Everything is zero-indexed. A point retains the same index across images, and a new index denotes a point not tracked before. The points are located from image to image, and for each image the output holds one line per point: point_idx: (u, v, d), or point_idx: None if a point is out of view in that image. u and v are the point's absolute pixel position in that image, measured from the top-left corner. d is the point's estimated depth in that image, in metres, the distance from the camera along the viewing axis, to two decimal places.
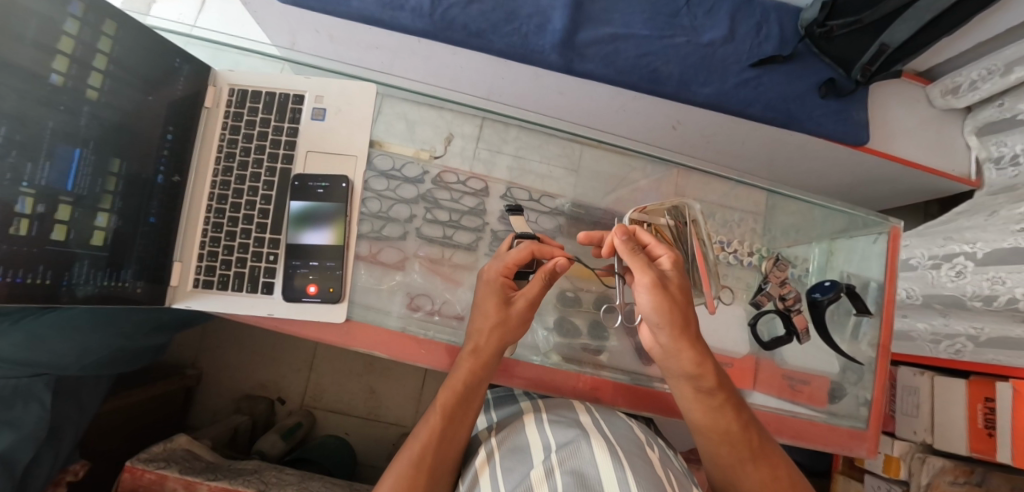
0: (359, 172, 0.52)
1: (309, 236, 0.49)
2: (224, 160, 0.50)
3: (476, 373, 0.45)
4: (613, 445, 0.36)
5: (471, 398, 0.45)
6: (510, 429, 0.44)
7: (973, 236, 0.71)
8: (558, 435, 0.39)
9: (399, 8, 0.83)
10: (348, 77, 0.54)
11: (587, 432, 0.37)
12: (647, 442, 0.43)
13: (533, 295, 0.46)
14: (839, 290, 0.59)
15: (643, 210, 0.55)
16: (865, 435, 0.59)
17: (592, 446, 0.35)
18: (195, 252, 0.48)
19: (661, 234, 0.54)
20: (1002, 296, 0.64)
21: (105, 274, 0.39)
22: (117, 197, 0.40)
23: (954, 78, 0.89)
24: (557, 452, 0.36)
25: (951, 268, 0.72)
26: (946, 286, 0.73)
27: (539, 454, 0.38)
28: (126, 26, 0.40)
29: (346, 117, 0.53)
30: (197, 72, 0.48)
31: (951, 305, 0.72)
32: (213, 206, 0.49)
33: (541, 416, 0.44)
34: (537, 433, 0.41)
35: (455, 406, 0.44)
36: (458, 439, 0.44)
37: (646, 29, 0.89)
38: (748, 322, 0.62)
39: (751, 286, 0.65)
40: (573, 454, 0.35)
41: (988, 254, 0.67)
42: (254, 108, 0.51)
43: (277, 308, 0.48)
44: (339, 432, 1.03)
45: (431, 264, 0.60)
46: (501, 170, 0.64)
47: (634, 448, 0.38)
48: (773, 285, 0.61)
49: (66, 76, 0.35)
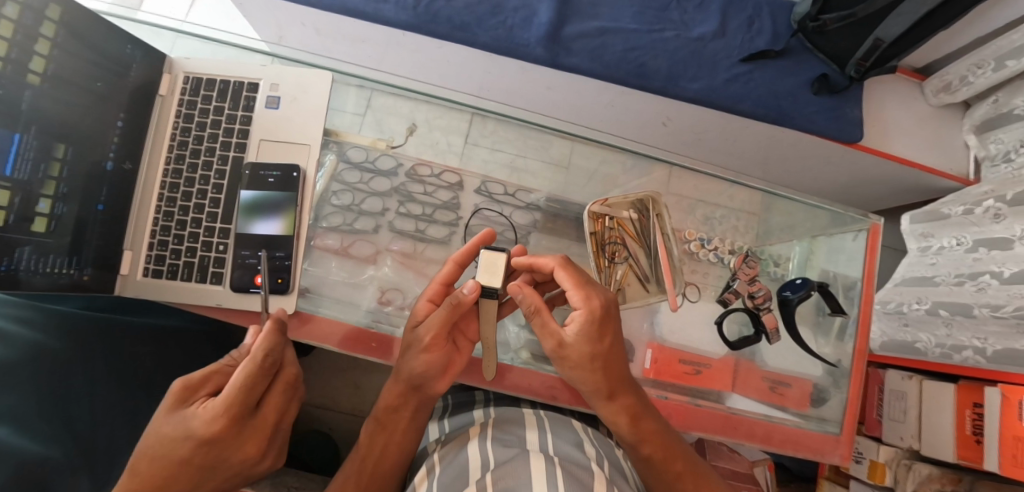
0: (313, 161, 0.51)
1: (259, 226, 0.48)
2: (177, 148, 0.50)
3: (396, 399, 0.46)
4: (552, 461, 0.36)
5: (393, 424, 0.46)
6: (455, 444, 0.44)
7: (1001, 255, 0.68)
8: (497, 452, 0.39)
9: (384, 1, 0.82)
10: (306, 65, 0.53)
11: (528, 452, 0.37)
12: (595, 459, 0.42)
13: (432, 327, 0.43)
14: (810, 288, 0.58)
15: (604, 200, 0.57)
16: (839, 441, 0.57)
17: (531, 471, 0.34)
18: (146, 242, 0.48)
19: (623, 228, 0.58)
20: (1011, 304, 0.65)
21: (50, 260, 0.39)
22: (61, 183, 0.40)
23: (944, 76, 0.89)
24: (494, 473, 0.35)
25: (974, 285, 0.71)
26: (964, 296, 0.72)
27: (476, 472, 0.37)
28: (73, 9, 0.40)
29: (302, 104, 0.51)
30: (151, 60, 0.48)
31: (954, 313, 0.73)
32: (164, 195, 0.49)
33: (484, 436, 0.44)
34: (478, 450, 0.41)
35: (376, 432, 0.46)
36: (392, 449, 0.46)
37: (635, 23, 0.87)
38: (715, 321, 0.60)
39: (721, 282, 0.63)
40: (510, 474, 0.35)
41: (1015, 274, 0.65)
42: (208, 96, 0.51)
43: (223, 298, 0.48)
44: (323, 427, 1.01)
45: (403, 258, 0.59)
46: (477, 163, 0.63)
47: (577, 465, 0.38)
48: (742, 281, 0.59)
49: (5, 59, 0.35)
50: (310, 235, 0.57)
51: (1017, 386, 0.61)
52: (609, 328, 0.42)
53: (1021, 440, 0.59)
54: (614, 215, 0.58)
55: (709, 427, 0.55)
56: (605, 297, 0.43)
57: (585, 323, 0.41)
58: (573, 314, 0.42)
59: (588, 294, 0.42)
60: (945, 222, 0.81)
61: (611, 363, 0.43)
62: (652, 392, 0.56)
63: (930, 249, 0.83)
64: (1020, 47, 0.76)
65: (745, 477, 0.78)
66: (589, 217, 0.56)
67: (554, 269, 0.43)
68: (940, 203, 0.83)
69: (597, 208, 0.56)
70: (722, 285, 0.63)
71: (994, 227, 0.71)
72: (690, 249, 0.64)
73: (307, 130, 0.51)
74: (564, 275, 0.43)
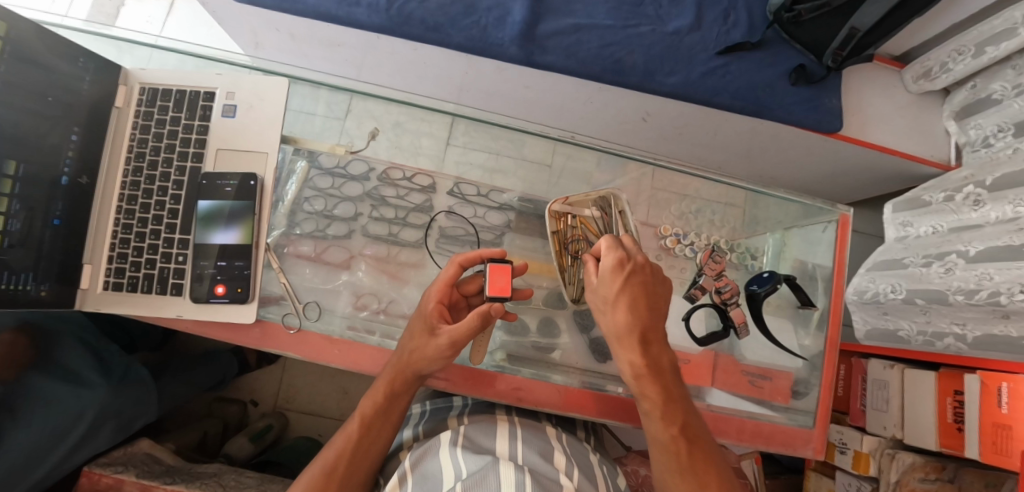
0: (270, 169, 0.51)
1: (218, 236, 0.49)
2: (134, 160, 0.50)
3: (395, 384, 0.46)
4: (522, 471, 0.36)
5: (392, 409, 0.47)
6: (425, 449, 0.44)
7: (969, 235, 0.70)
8: (469, 463, 0.38)
9: (356, 4, 0.80)
10: (261, 72, 0.54)
11: (499, 459, 0.37)
12: (567, 471, 0.41)
13: (457, 334, 0.43)
14: (777, 282, 0.57)
15: (565, 200, 0.56)
16: (812, 435, 0.56)
17: (500, 482, 0.34)
18: (105, 254, 0.48)
19: (587, 226, 0.57)
20: (984, 289, 0.65)
21: (6, 277, 0.39)
22: (14, 199, 0.40)
23: (925, 62, 0.88)
24: (464, 482, 0.35)
25: (942, 265, 0.72)
26: (932, 281, 0.73)
27: (448, 482, 0.36)
28: (18, 25, 0.40)
29: (257, 113, 0.52)
30: (105, 74, 0.48)
31: (931, 300, 0.74)
32: (123, 207, 0.50)
33: (456, 441, 0.43)
34: (450, 458, 0.40)
35: (373, 416, 0.46)
36: (376, 446, 0.46)
37: (609, 19, 0.86)
38: (681, 318, 0.59)
39: (687, 279, 0.63)
40: (479, 482, 0.34)
41: (980, 252, 0.67)
42: (164, 107, 0.51)
43: (184, 309, 0.48)
44: (312, 433, 1.01)
45: (377, 262, 0.58)
46: (451, 165, 0.63)
47: (542, 473, 0.38)
48: (708, 277, 0.57)
49: None
50: (281, 242, 0.56)
51: (995, 373, 0.62)
52: (637, 278, 0.45)
53: (1001, 427, 0.59)
54: (576, 213, 0.57)
55: None
56: (639, 254, 0.46)
57: (609, 271, 0.44)
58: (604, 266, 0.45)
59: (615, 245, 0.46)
60: (925, 210, 0.81)
61: (640, 312, 0.44)
62: (626, 392, 0.55)
63: (908, 238, 0.84)
64: (1002, 33, 0.76)
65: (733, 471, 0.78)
66: (550, 216, 0.56)
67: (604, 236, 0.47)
68: (922, 190, 0.82)
69: (558, 207, 0.55)
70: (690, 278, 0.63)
71: (976, 214, 0.71)
72: (666, 245, 0.64)
73: (264, 139, 0.51)
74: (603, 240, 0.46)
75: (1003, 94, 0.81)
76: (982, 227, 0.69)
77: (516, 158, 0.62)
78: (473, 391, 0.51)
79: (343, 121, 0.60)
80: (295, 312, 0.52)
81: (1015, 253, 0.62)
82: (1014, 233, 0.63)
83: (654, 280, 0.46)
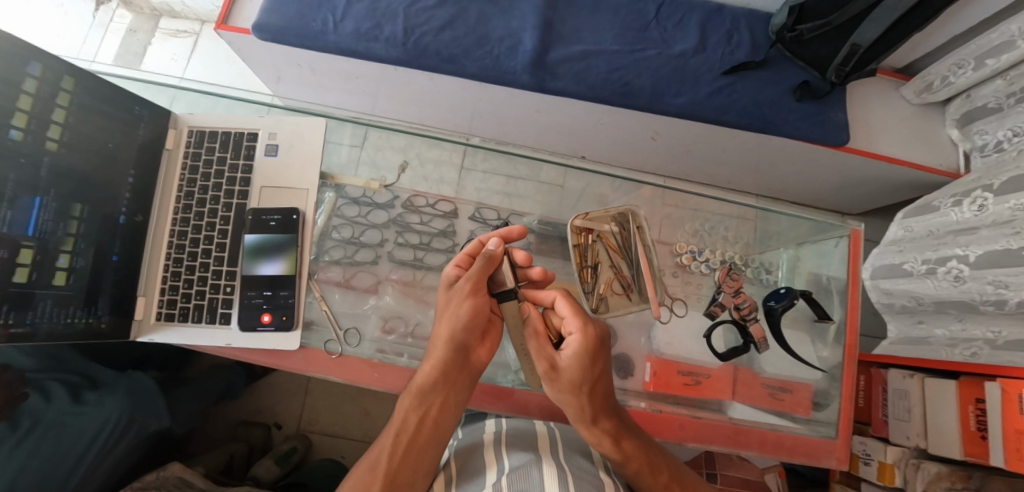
0: (311, 204, 0.55)
1: (263, 267, 0.53)
2: (184, 198, 0.54)
3: (438, 396, 0.46)
4: (563, 471, 0.40)
5: (426, 429, 0.46)
6: (473, 462, 0.48)
7: (965, 238, 0.73)
8: (514, 460, 0.44)
9: (374, 39, 0.83)
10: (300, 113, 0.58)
11: (539, 458, 0.41)
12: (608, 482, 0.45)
13: (476, 276, 0.45)
14: (794, 297, 0.59)
15: (586, 215, 0.57)
16: (836, 446, 0.57)
17: (541, 479, 0.39)
18: (158, 287, 0.53)
19: (605, 241, 0.57)
20: (1009, 299, 0.64)
21: (71, 311, 0.44)
22: (79, 238, 0.45)
23: (926, 76, 0.90)
24: (509, 477, 0.40)
25: (947, 273, 0.73)
26: (952, 292, 0.73)
27: (494, 477, 0.42)
28: (83, 80, 0.45)
29: (297, 152, 0.56)
30: (157, 120, 0.53)
31: (963, 310, 0.73)
32: (174, 242, 0.54)
33: (500, 447, 0.48)
34: (496, 462, 0.45)
35: (410, 440, 0.46)
36: (423, 472, 0.46)
37: (616, 44, 0.89)
38: (703, 334, 0.60)
39: (705, 297, 0.64)
40: (522, 479, 0.39)
41: (981, 257, 0.69)
42: (211, 148, 0.55)
43: (233, 338, 0.52)
44: (333, 455, 1.02)
45: (404, 286, 0.60)
46: (470, 190, 0.65)
47: (576, 476, 0.41)
48: (726, 295, 0.59)
49: (60, 142, 0.43)
50: (313, 269, 0.58)
51: (1015, 381, 0.62)
52: (600, 355, 0.45)
53: None
54: (596, 229, 0.57)
55: (714, 440, 0.56)
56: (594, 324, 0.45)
57: (586, 351, 0.44)
58: (578, 341, 0.44)
59: (580, 321, 0.45)
60: (928, 211, 0.85)
61: (596, 391, 0.46)
62: (649, 406, 0.57)
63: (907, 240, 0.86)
64: (999, 46, 0.78)
65: (757, 485, 0.79)
66: (571, 231, 0.56)
67: (560, 299, 0.46)
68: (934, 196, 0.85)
69: (579, 224, 0.55)
70: (708, 294, 0.64)
71: (976, 218, 0.74)
72: (681, 262, 0.65)
73: (305, 176, 0.56)
74: (566, 304, 0.46)
75: (1000, 103, 0.83)
76: (978, 231, 0.72)
77: (532, 182, 0.64)
78: (500, 406, 0.53)
79: (366, 151, 0.62)
80: (336, 338, 0.55)
81: (1017, 258, 0.63)
82: (1010, 238, 0.65)
83: (603, 347, 0.45)
